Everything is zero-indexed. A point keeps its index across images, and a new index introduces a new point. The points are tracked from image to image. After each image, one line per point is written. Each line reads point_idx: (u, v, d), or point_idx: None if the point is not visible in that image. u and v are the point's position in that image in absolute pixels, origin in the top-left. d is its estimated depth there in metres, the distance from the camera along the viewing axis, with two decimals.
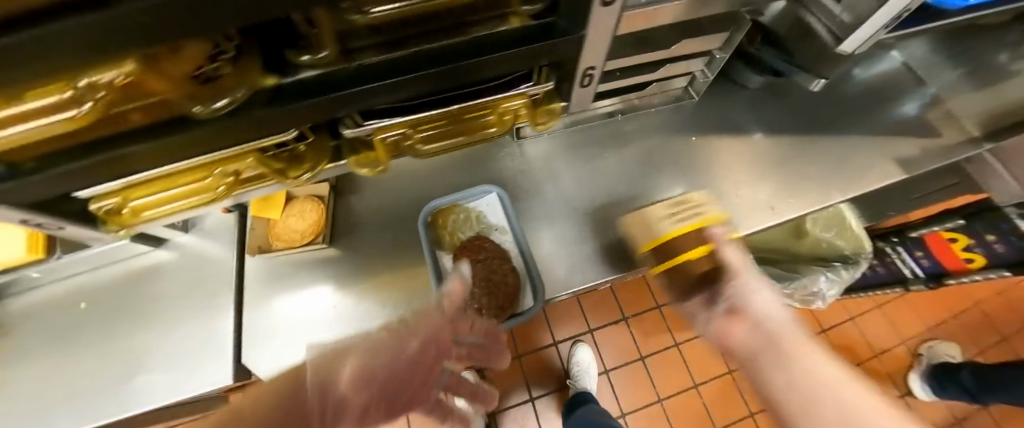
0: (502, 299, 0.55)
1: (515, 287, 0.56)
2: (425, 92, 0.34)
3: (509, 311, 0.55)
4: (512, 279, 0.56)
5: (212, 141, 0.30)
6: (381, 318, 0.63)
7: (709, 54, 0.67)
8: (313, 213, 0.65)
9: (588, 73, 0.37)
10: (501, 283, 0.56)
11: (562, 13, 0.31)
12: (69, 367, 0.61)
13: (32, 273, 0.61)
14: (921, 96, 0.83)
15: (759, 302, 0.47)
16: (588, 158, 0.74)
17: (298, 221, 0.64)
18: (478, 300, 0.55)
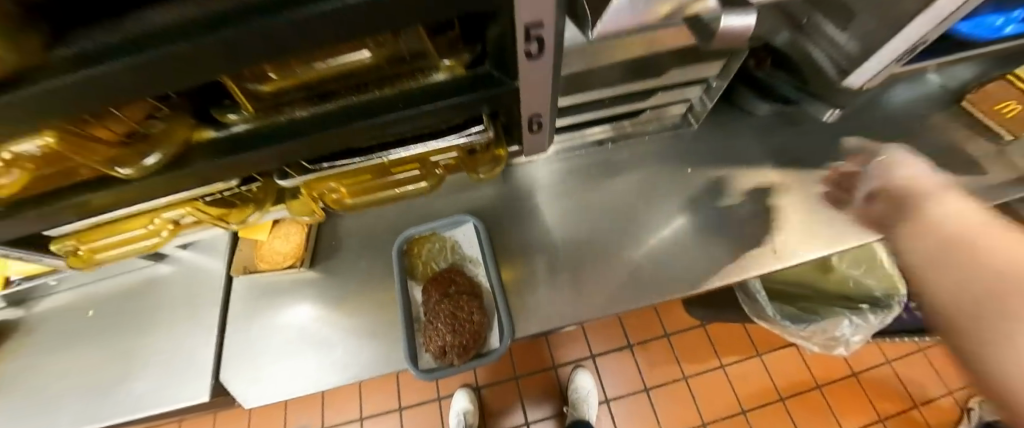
0: (466, 338, 0.52)
1: (481, 325, 0.54)
2: (363, 141, 0.34)
3: (473, 351, 0.52)
4: (478, 317, 0.54)
5: (161, 189, 0.32)
6: (352, 345, 0.63)
7: (705, 82, 0.64)
8: (297, 236, 0.67)
9: (535, 121, 0.36)
10: (465, 321, 0.54)
11: (494, 63, 0.30)
12: (71, 370, 0.66)
13: (52, 280, 0.68)
14: (964, 125, 0.74)
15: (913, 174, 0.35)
16: (577, 186, 0.72)
17: (282, 244, 0.67)
18: (442, 338, 0.53)
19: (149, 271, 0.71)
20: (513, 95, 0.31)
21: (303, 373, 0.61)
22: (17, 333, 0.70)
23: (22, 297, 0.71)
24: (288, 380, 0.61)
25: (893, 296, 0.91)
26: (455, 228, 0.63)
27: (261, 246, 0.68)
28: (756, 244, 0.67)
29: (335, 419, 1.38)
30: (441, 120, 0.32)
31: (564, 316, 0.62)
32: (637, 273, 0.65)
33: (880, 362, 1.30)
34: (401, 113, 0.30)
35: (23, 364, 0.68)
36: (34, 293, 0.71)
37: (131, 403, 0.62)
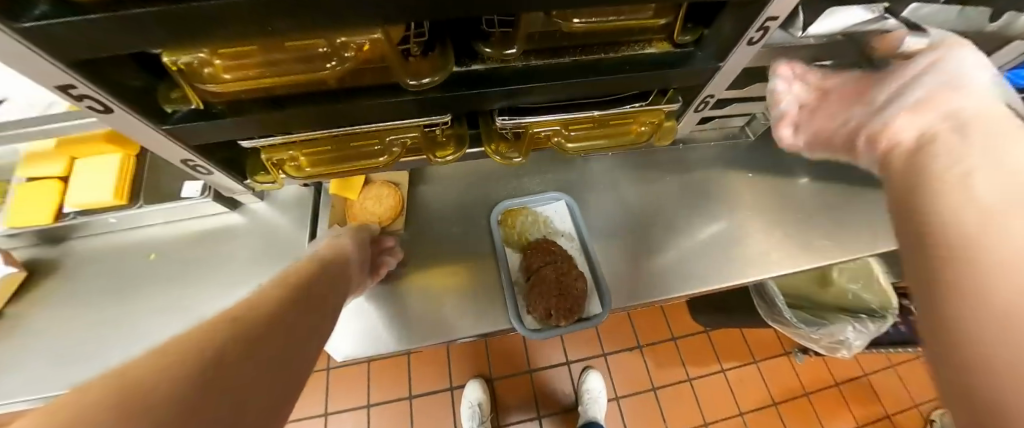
0: (571, 302, 0.60)
1: (582, 291, 0.61)
2: (573, 98, 0.37)
3: (576, 313, 0.60)
4: (580, 283, 0.62)
5: (383, 114, 0.33)
6: (437, 311, 0.61)
7: (774, 99, 0.72)
8: (389, 198, 0.66)
9: (705, 100, 0.41)
10: (569, 288, 0.61)
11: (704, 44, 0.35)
12: (126, 315, 0.62)
13: (110, 218, 0.64)
14: None
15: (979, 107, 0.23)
16: (648, 180, 0.77)
17: (375, 205, 0.66)
18: (548, 300, 0.60)
19: (218, 219, 0.69)
20: (707, 74, 0.37)
21: (391, 332, 0.60)
22: (55, 274, 0.65)
23: (63, 235, 0.66)
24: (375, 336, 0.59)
25: (888, 309, 1.04)
26: (548, 204, 0.72)
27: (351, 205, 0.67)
28: (800, 245, 0.76)
29: (339, 404, 1.34)
30: (642, 87, 0.36)
31: (646, 294, 0.66)
32: (704, 262, 0.71)
33: (859, 374, 1.45)
34: (625, 74, 0.34)
35: (65, 305, 0.63)
36: (78, 233, 0.66)
37: None
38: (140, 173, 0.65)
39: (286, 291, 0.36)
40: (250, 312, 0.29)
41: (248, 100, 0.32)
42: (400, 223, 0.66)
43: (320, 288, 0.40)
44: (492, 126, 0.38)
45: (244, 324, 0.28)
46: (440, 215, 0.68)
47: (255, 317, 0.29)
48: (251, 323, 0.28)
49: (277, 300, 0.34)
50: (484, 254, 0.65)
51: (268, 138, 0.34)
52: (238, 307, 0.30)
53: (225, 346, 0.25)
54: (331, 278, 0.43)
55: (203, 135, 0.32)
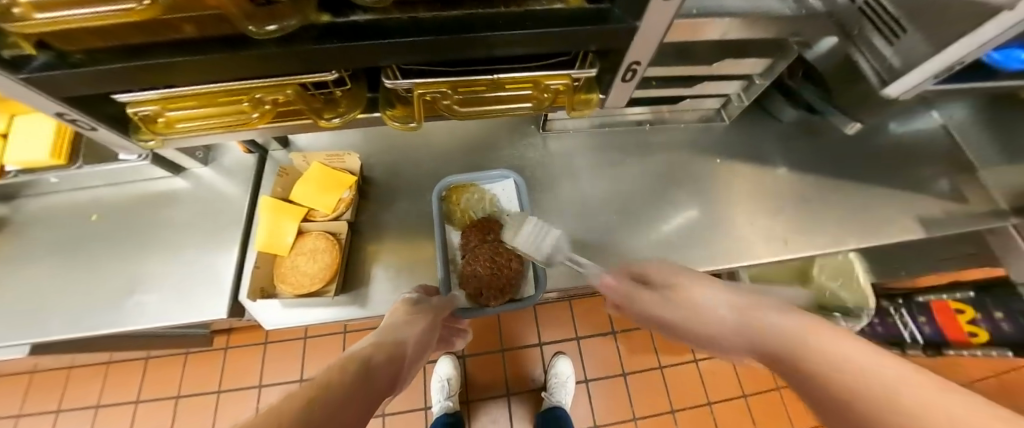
0: (503, 283, 0.61)
1: (516, 271, 0.62)
2: (474, 58, 0.34)
3: (508, 294, 0.61)
4: (515, 264, 0.63)
5: (252, 71, 0.30)
6: (367, 287, 0.58)
7: (748, 78, 0.68)
8: (325, 254, 0.57)
9: (631, 68, 0.37)
10: (504, 267, 0.62)
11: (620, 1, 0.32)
12: (70, 274, 0.62)
13: (52, 178, 0.63)
14: (955, 159, 0.82)
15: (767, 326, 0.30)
16: (609, 161, 0.73)
17: (309, 264, 0.56)
18: (481, 279, 0.61)
19: (165, 184, 0.68)
20: (626, 38, 0.33)
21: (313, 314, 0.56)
22: (2, 231, 0.65)
23: (10, 193, 0.66)
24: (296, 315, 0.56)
25: (862, 309, 1.03)
26: (496, 182, 0.69)
27: (280, 264, 0.57)
28: (765, 236, 0.72)
29: (313, 370, 1.34)
30: (552, 48, 0.33)
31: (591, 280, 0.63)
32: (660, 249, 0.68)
33: None
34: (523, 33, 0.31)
35: (11, 261, 0.63)
36: (24, 192, 0.66)
37: (138, 313, 0.60)
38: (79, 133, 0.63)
39: (352, 380, 0.32)
40: (294, 407, 0.25)
41: (103, 49, 0.28)
42: (335, 289, 0.55)
43: (388, 378, 0.38)
44: (388, 88, 0.35)
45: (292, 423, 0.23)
46: (387, 188, 0.66)
47: (297, 414, 0.25)
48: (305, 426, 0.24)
49: (341, 393, 0.30)
50: (428, 230, 0.63)
51: (133, 95, 0.31)
52: (282, 406, 0.25)
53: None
54: (390, 371, 0.38)
55: (61, 88, 0.29)
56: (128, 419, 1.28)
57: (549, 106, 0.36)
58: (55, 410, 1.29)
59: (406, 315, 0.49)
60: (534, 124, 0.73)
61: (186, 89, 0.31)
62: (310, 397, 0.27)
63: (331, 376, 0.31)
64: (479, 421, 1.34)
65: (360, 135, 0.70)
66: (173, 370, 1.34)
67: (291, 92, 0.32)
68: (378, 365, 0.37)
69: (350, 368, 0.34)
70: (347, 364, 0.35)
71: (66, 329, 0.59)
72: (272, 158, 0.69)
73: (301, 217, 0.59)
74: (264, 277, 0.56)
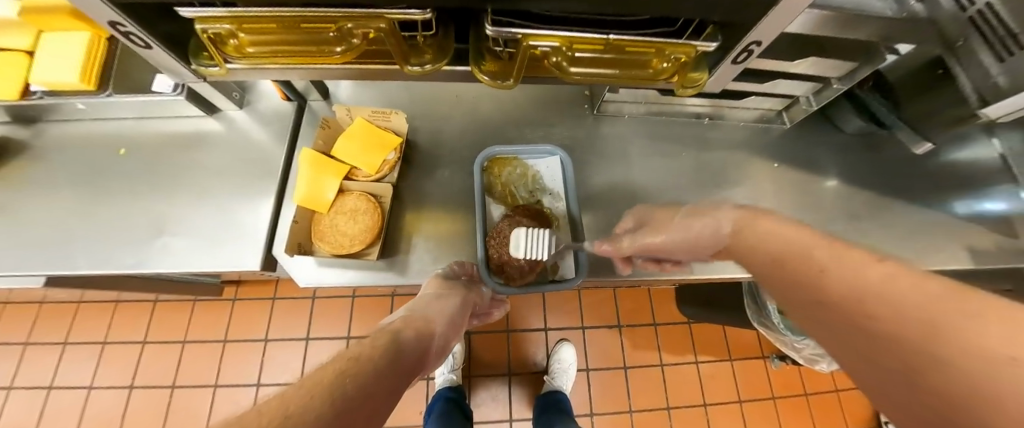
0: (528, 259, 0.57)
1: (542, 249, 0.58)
2: (584, 12, 0.30)
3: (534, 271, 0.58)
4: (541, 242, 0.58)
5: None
6: (404, 257, 0.56)
7: (824, 81, 0.63)
8: (367, 216, 0.55)
9: (748, 49, 0.34)
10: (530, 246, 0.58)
11: None
12: (96, 207, 0.60)
13: (79, 104, 0.60)
14: None
15: (754, 224, 0.39)
16: (661, 152, 0.70)
17: (350, 224, 0.54)
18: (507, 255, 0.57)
19: (197, 124, 0.64)
20: (760, 11, 0.29)
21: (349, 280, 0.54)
22: (23, 155, 0.62)
23: (34, 116, 0.62)
24: (332, 279, 0.54)
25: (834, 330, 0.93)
26: (540, 159, 0.66)
27: (318, 222, 0.55)
28: None
29: (320, 331, 1.35)
30: (673, 11, 0.30)
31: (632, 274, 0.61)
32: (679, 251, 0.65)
33: (829, 389, 1.46)
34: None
35: (35, 189, 0.61)
36: (47, 116, 0.62)
37: (165, 256, 0.58)
38: (109, 58, 0.58)
39: (384, 354, 0.31)
40: (327, 380, 0.23)
41: None
42: (377, 252, 0.54)
43: (419, 358, 0.36)
44: (483, 38, 0.31)
45: (323, 399, 0.21)
46: (431, 155, 0.63)
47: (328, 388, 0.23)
48: (335, 402, 0.22)
49: (371, 367, 0.28)
50: (471, 205, 0.61)
51: (207, 11, 0.25)
52: (313, 378, 0.23)
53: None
54: (422, 348, 0.37)
55: None
56: (133, 357, 1.29)
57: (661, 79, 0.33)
58: (62, 343, 1.30)
59: (437, 292, 0.47)
60: (588, 105, 0.70)
61: (272, 12, 0.26)
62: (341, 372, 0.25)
63: (360, 353, 0.29)
64: (478, 396, 1.37)
65: (407, 96, 0.66)
66: (181, 315, 1.34)
67: (387, 29, 0.28)
68: (408, 340, 0.36)
69: (383, 343, 0.32)
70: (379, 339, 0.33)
71: (91, 263, 0.57)
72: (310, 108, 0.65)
73: (342, 174, 0.56)
74: (303, 234, 0.54)
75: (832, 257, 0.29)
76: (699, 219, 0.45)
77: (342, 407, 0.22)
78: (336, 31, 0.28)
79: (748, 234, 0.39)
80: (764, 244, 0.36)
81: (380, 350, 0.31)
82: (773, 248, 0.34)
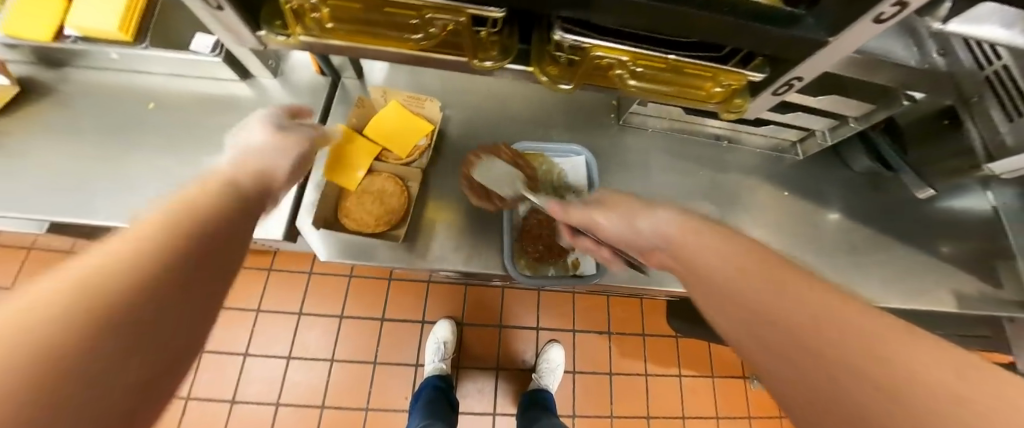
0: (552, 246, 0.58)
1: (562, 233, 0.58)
2: (648, 31, 0.32)
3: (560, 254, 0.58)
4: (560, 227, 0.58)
5: None
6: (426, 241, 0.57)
7: (841, 120, 0.66)
8: (394, 197, 0.56)
9: (788, 83, 0.37)
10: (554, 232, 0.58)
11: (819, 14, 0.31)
12: (121, 159, 0.60)
13: (113, 54, 0.59)
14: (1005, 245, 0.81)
15: (711, 239, 0.34)
16: (679, 168, 0.72)
17: (376, 204, 0.55)
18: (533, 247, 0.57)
19: (229, 87, 0.64)
20: (807, 49, 0.33)
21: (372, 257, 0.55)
22: (48, 99, 0.62)
23: (62, 60, 0.62)
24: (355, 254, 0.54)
25: None
26: (565, 157, 0.68)
27: (347, 199, 0.56)
28: None
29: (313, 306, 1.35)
30: (728, 39, 0.33)
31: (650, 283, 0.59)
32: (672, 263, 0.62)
33: None
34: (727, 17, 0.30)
35: (57, 133, 0.60)
36: (77, 62, 0.62)
37: None
38: (149, 11, 0.58)
39: (215, 214, 0.27)
40: (133, 253, 0.20)
41: None
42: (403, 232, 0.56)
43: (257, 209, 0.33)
44: (548, 43, 0.33)
45: (132, 276, 0.19)
46: (459, 145, 0.64)
47: (134, 262, 0.19)
48: (156, 283, 0.20)
49: (203, 232, 0.25)
50: None
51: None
52: (101, 251, 0.19)
53: (89, 331, 0.15)
54: (253, 201, 0.33)
55: None
56: None
57: (711, 102, 0.35)
58: None
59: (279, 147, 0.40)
60: (615, 114, 0.71)
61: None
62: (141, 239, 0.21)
63: (157, 218, 0.23)
64: (464, 388, 1.38)
65: (441, 85, 0.67)
66: None
67: (464, 21, 0.29)
68: (239, 200, 0.30)
69: (198, 196, 0.27)
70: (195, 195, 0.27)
71: (112, 214, 0.57)
72: (344, 85, 0.66)
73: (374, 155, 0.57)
74: (328, 208, 0.55)
75: (801, 287, 0.27)
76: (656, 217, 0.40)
77: (153, 269, 0.20)
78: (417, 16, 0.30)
79: (694, 244, 0.35)
80: (717, 266, 0.32)
81: (190, 213, 0.25)
82: (727, 271, 0.31)
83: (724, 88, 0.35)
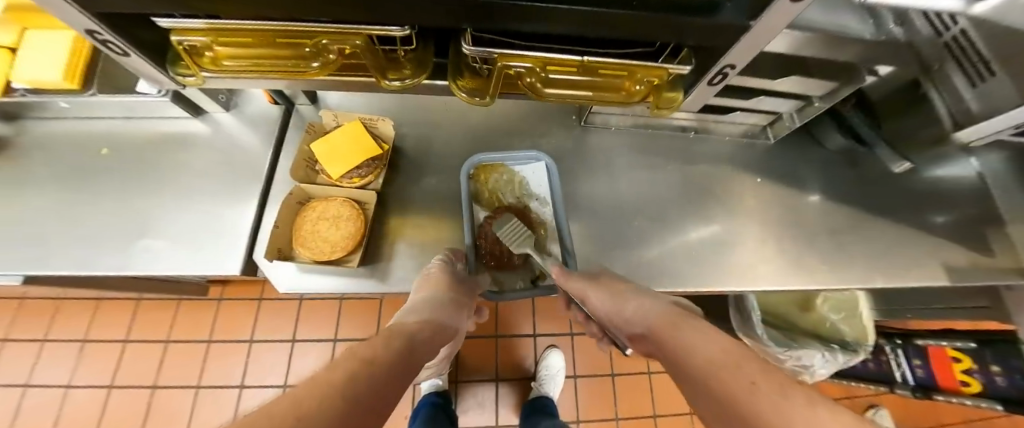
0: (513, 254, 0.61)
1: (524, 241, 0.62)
2: (561, 33, 0.32)
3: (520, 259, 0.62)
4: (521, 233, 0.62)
5: (300, 12, 0.25)
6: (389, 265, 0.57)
7: (806, 100, 0.64)
8: (349, 222, 0.54)
9: (723, 71, 0.36)
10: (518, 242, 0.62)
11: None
12: (76, 207, 0.60)
13: (62, 102, 0.59)
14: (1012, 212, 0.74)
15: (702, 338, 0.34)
16: (647, 164, 0.71)
17: (332, 230, 0.54)
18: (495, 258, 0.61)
19: (182, 125, 0.64)
20: (733, 35, 0.31)
21: (333, 285, 0.55)
22: (9, 153, 0.63)
23: (18, 114, 0.63)
24: (317, 283, 0.54)
25: (862, 345, 1.03)
26: (526, 164, 0.67)
27: (301, 227, 0.54)
28: (787, 266, 0.70)
29: (306, 333, 1.32)
30: (645, 34, 0.32)
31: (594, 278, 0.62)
32: (647, 266, 0.65)
33: None
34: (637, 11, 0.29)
35: (16, 187, 0.61)
36: (30, 112, 0.62)
37: (143, 257, 0.58)
38: (95, 56, 0.58)
39: (402, 347, 0.34)
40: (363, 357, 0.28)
41: None
42: (358, 260, 0.53)
43: (399, 370, 0.31)
44: (462, 56, 0.33)
45: (372, 365, 0.28)
46: (416, 162, 0.63)
47: (369, 359, 0.28)
48: (377, 366, 0.28)
49: (399, 357, 0.32)
50: (456, 211, 0.61)
51: (186, 21, 0.25)
52: (358, 351, 0.29)
53: (325, 390, 0.21)
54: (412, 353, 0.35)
55: (92, 8, 0.25)
56: (114, 356, 1.28)
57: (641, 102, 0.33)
58: (42, 339, 1.31)
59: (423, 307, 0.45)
60: (577, 116, 0.71)
61: (254, 24, 0.26)
62: (320, 384, 0.22)
63: (354, 359, 0.28)
64: (464, 401, 1.36)
65: (397, 103, 0.66)
66: (166, 314, 1.34)
67: (370, 44, 0.29)
68: (400, 352, 0.33)
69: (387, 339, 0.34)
70: (346, 355, 0.28)
71: (78, 262, 0.57)
72: (298, 112, 0.65)
73: (348, 166, 0.56)
74: (283, 239, 0.53)
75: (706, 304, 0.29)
76: (671, 316, 0.41)
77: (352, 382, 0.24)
78: (311, 46, 0.30)
79: (683, 325, 0.38)
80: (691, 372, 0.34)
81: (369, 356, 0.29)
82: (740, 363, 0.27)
83: (644, 84, 0.34)
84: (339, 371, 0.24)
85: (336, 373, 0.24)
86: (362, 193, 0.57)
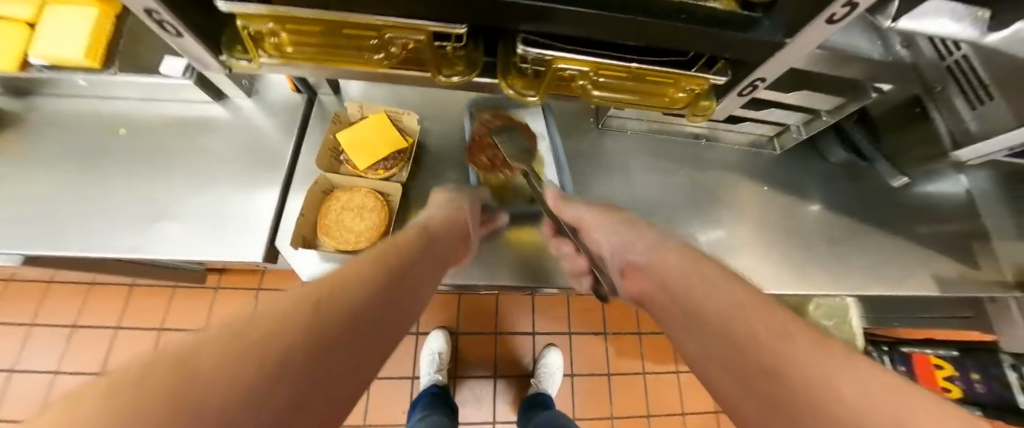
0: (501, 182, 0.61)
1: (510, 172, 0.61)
2: (607, 38, 0.33)
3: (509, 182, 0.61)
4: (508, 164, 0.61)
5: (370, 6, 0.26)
6: None
7: (814, 113, 0.67)
8: (373, 213, 0.55)
9: (753, 84, 0.38)
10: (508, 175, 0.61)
11: (774, 15, 0.32)
12: (91, 187, 0.60)
13: (81, 80, 0.58)
14: (997, 228, 0.79)
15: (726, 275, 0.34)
16: (660, 168, 0.73)
17: (356, 221, 0.54)
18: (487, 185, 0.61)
19: (202, 109, 0.64)
20: (768, 50, 0.33)
21: None
22: (21, 129, 0.62)
23: (33, 90, 0.62)
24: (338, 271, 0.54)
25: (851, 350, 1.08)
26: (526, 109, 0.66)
27: (325, 216, 0.55)
28: (789, 272, 0.73)
29: None
30: (687, 45, 0.33)
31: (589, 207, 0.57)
32: None
33: None
34: (684, 23, 0.31)
35: (29, 164, 0.60)
36: (45, 89, 0.61)
37: (161, 239, 0.58)
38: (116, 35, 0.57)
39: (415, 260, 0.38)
40: (380, 267, 0.32)
41: None
42: None
43: (409, 277, 0.35)
44: (511, 56, 0.34)
45: (384, 276, 0.31)
46: (438, 157, 0.64)
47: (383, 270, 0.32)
48: (389, 278, 0.32)
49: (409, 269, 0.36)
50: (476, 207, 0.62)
51: (244, 6, 0.26)
52: (374, 258, 0.33)
53: (333, 303, 0.25)
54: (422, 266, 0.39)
55: None
56: (103, 343, 1.25)
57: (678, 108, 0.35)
58: (27, 324, 1.27)
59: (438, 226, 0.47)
60: (594, 118, 0.72)
61: (323, 14, 0.27)
62: (332, 291, 0.25)
63: (370, 264, 0.31)
64: (462, 396, 1.37)
65: (419, 97, 0.67)
66: (160, 300, 1.31)
67: (429, 39, 0.30)
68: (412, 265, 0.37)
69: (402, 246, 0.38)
70: (363, 259, 0.32)
71: (94, 242, 0.57)
72: (321, 102, 0.66)
73: (369, 159, 0.56)
74: (306, 226, 0.54)
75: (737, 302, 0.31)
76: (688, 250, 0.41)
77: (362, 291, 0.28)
78: (377, 37, 0.31)
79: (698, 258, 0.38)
80: (701, 294, 0.34)
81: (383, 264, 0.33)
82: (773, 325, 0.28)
83: (688, 92, 0.35)
84: (350, 282, 0.28)
85: (348, 283, 0.27)
86: (384, 185, 0.58)
